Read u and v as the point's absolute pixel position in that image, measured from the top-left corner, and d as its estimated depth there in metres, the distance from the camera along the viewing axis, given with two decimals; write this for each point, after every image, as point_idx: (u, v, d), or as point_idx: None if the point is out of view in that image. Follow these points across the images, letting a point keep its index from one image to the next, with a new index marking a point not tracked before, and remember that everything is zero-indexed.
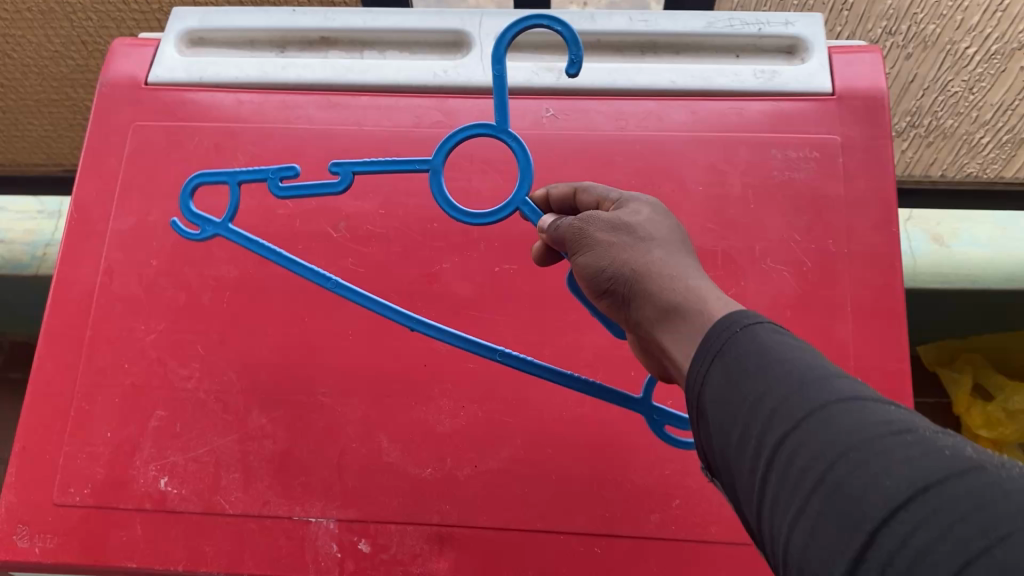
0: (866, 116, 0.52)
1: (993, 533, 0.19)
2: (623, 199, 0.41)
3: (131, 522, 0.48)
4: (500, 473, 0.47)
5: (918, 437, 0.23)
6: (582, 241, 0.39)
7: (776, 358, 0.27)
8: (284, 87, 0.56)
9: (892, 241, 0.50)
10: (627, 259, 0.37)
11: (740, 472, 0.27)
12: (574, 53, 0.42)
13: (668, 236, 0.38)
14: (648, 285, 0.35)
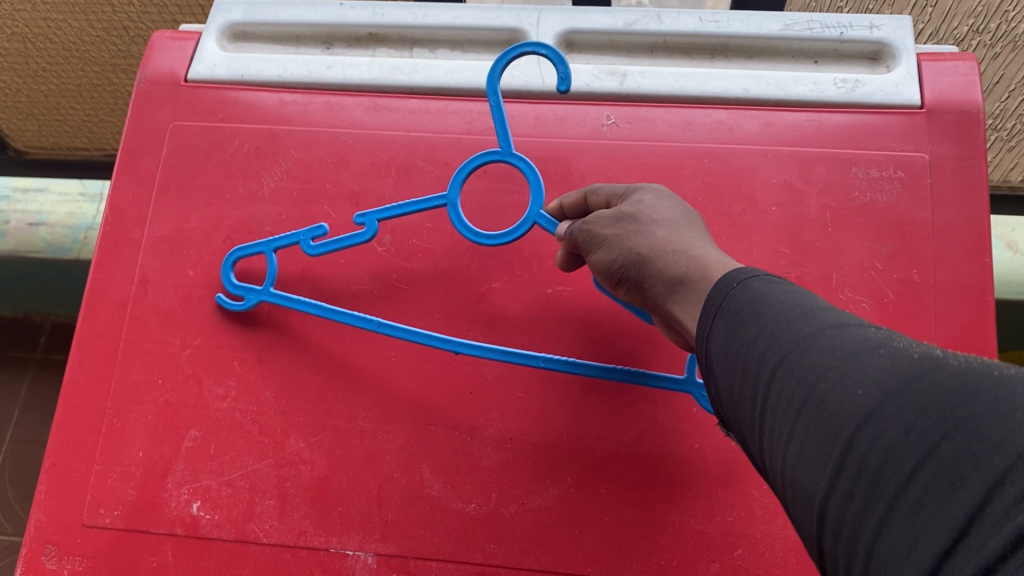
0: (958, 132, 0.48)
1: (954, 420, 0.19)
2: (628, 191, 0.41)
3: (161, 548, 0.46)
4: (548, 513, 0.44)
5: (893, 350, 0.23)
6: (590, 237, 0.40)
7: (767, 302, 0.27)
8: (329, 87, 0.53)
9: (984, 272, 0.46)
10: (629, 246, 0.37)
11: (742, 405, 0.27)
12: (563, 70, 0.43)
13: (670, 216, 0.38)
14: (651, 261, 0.36)
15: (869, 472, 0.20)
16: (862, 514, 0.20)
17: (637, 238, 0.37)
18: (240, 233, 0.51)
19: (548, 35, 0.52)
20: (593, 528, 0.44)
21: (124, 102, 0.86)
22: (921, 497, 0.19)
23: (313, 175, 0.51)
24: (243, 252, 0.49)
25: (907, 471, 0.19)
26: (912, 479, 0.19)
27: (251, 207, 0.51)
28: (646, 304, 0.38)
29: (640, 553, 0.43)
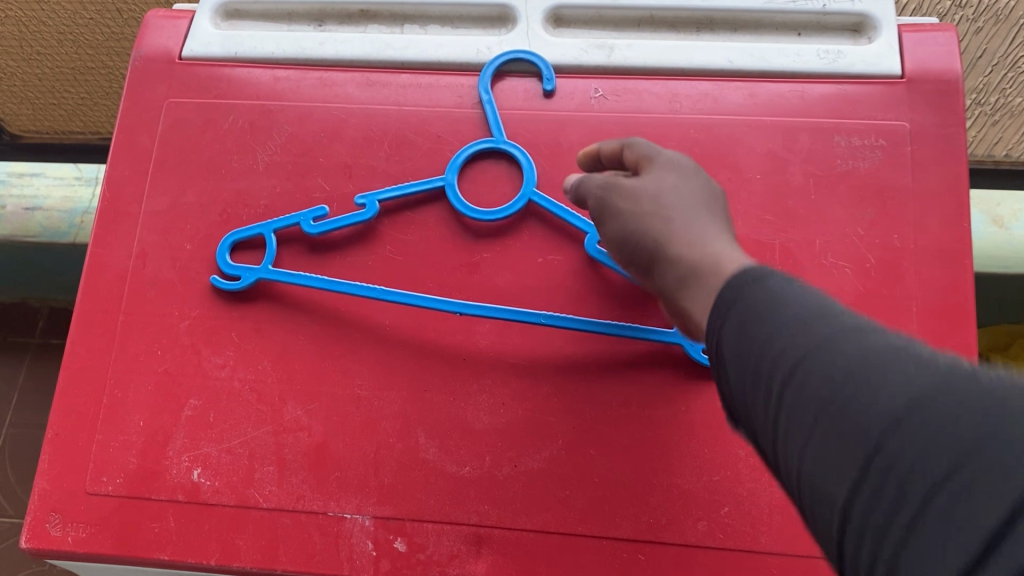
0: (937, 101, 0.49)
1: (991, 438, 0.20)
2: (658, 162, 0.40)
3: (163, 514, 0.47)
4: (541, 475, 0.46)
5: (916, 355, 0.23)
6: (608, 210, 0.40)
7: (778, 295, 0.27)
8: (322, 63, 0.54)
9: (964, 237, 0.47)
10: (651, 233, 0.37)
11: (755, 406, 0.27)
12: (547, 74, 0.52)
13: (691, 200, 0.37)
14: (666, 248, 0.36)
15: (898, 488, 0.21)
16: (889, 526, 0.21)
17: (659, 224, 0.36)
18: (236, 208, 0.52)
19: (537, 10, 0.53)
20: (584, 490, 0.45)
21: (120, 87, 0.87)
22: (958, 518, 0.20)
23: (307, 149, 0.52)
24: (239, 233, 0.50)
25: (942, 491, 0.20)
26: (947, 499, 0.20)
27: (247, 181, 0.52)
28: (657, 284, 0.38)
29: (630, 513, 0.45)
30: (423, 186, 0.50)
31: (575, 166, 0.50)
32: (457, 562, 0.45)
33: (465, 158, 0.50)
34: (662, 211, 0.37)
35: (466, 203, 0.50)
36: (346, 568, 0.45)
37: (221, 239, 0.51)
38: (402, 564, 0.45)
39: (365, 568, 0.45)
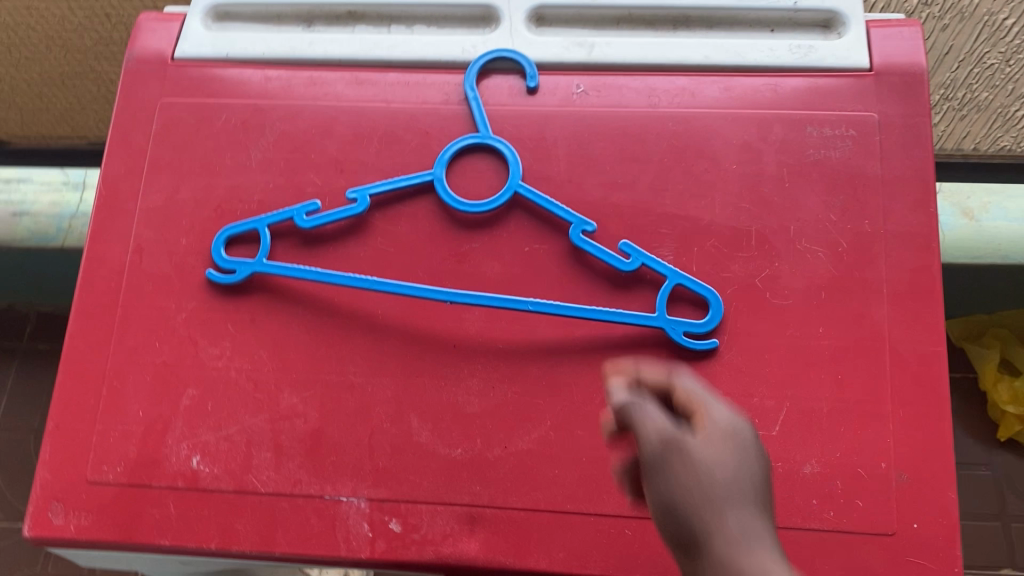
0: (903, 93, 0.51)
1: None
2: (711, 425, 0.41)
3: (164, 500, 0.48)
4: (531, 455, 0.47)
5: None
6: (654, 458, 0.40)
7: None
8: (311, 63, 0.56)
9: (930, 221, 0.49)
10: (695, 531, 0.38)
11: None
12: (530, 72, 0.53)
13: (734, 486, 0.39)
14: (715, 548, 0.37)
15: None
16: None
17: (708, 514, 0.38)
18: (230, 203, 0.53)
19: (519, 9, 0.55)
20: (573, 468, 0.47)
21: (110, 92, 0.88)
22: None
23: (299, 146, 0.54)
24: (233, 229, 0.52)
25: None
26: None
27: (240, 177, 0.53)
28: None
29: (616, 490, 0.46)
30: (412, 181, 0.51)
31: (559, 158, 0.52)
32: (451, 540, 0.46)
33: (452, 154, 0.52)
34: (716, 464, 0.37)
35: (454, 196, 0.51)
36: (343, 549, 0.47)
37: (216, 235, 0.52)
38: (397, 544, 0.47)
39: (361, 549, 0.47)
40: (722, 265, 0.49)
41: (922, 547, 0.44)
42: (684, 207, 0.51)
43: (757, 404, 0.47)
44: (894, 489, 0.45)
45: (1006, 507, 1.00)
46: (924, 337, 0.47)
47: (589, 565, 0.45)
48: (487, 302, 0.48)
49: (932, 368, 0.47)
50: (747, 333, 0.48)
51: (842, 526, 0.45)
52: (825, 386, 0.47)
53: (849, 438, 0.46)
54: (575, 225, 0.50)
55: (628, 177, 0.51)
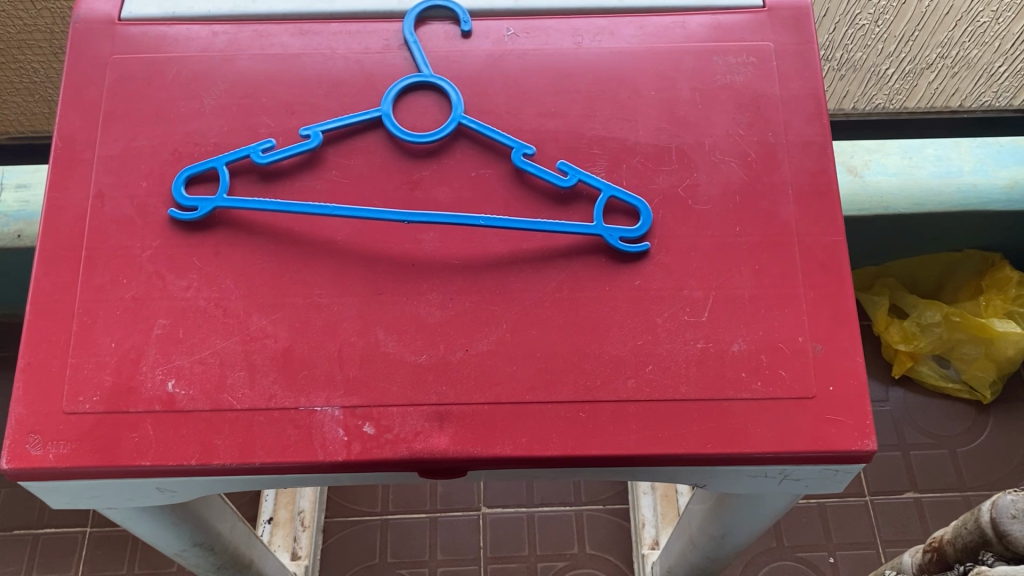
0: (793, 25, 0.59)
1: None
2: None
3: (141, 424, 0.50)
4: (491, 354, 0.52)
5: None
6: None
7: None
8: (257, 18, 0.60)
9: (823, 130, 0.56)
10: None
11: None
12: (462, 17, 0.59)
13: None
14: None
15: None
16: None
17: None
18: (187, 148, 0.56)
19: None
20: (529, 364, 0.52)
21: (52, 64, 0.93)
22: None
23: (249, 92, 0.57)
24: (192, 169, 0.54)
25: None
26: None
27: (195, 123, 0.56)
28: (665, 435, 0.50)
29: (570, 379, 0.51)
30: (361, 117, 0.56)
31: (496, 93, 0.57)
32: (422, 437, 0.50)
33: (398, 92, 0.57)
34: None
35: (402, 129, 0.56)
36: (321, 454, 0.49)
37: (175, 176, 0.55)
38: (372, 445, 0.49)
39: (338, 453, 0.49)
40: (648, 179, 0.56)
41: (840, 405, 0.51)
42: (612, 129, 0.57)
43: (687, 295, 0.53)
44: (811, 358, 0.52)
45: (903, 437, 1.16)
46: (826, 229, 0.54)
47: (550, 446, 0.50)
48: (441, 220, 0.53)
49: (834, 254, 0.54)
50: (674, 236, 0.54)
51: (768, 393, 0.51)
52: (745, 276, 0.54)
53: (769, 318, 0.53)
54: (516, 149, 0.55)
55: (559, 106, 0.57)
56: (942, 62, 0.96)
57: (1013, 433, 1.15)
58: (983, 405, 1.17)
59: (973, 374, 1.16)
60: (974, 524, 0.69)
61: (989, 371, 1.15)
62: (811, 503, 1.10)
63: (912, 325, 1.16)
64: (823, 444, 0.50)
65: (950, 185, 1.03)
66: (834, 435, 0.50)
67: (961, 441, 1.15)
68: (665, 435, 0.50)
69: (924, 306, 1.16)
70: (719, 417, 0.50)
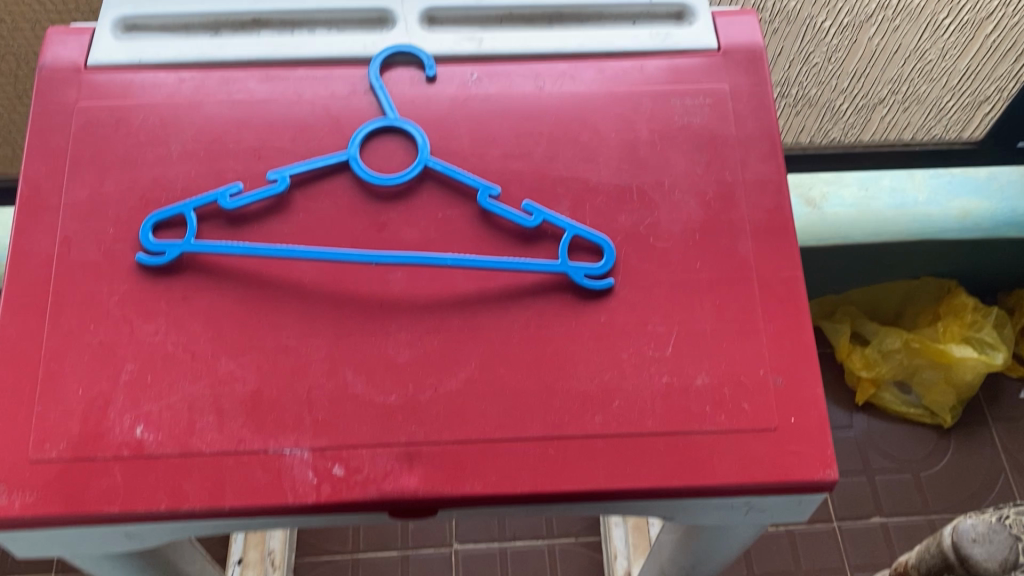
0: (747, 67, 0.61)
1: None
2: None
3: (109, 470, 0.50)
4: (459, 393, 0.52)
5: None
6: None
7: None
8: (223, 64, 0.61)
9: (778, 169, 0.58)
10: None
11: None
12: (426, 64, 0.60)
13: None
14: None
15: None
16: None
17: None
18: (154, 193, 0.56)
19: (412, 12, 0.62)
20: (497, 401, 0.52)
21: (16, 107, 0.94)
22: None
23: (216, 137, 0.58)
24: (160, 214, 0.55)
25: None
26: None
27: (162, 168, 0.57)
28: (630, 469, 0.51)
29: (538, 416, 0.52)
30: (328, 161, 0.56)
31: (461, 136, 0.59)
32: (392, 477, 0.50)
33: (365, 135, 0.58)
34: None
35: (369, 171, 0.57)
36: (291, 496, 0.49)
37: (142, 222, 0.55)
38: (342, 486, 0.50)
39: (308, 495, 0.49)
40: (611, 217, 0.57)
41: (801, 437, 0.52)
42: (574, 170, 0.58)
43: (651, 331, 0.54)
44: (773, 391, 0.53)
45: (868, 462, 1.17)
46: (783, 264, 0.56)
47: (519, 484, 0.50)
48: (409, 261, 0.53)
49: (792, 289, 0.55)
50: (637, 273, 0.56)
51: (732, 425, 0.52)
52: (706, 311, 0.55)
53: (730, 352, 0.54)
54: (482, 190, 0.56)
55: (523, 148, 0.59)
56: (893, 97, 0.99)
57: (974, 456, 1.18)
58: (944, 429, 1.20)
59: (934, 399, 1.18)
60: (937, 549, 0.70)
61: (949, 395, 1.17)
62: (780, 530, 1.11)
63: (874, 352, 1.19)
64: (786, 475, 0.51)
65: (906, 215, 1.10)
66: (796, 465, 0.51)
67: (924, 465, 1.17)
68: (631, 470, 0.51)
69: (884, 333, 1.19)
70: (684, 451, 0.51)
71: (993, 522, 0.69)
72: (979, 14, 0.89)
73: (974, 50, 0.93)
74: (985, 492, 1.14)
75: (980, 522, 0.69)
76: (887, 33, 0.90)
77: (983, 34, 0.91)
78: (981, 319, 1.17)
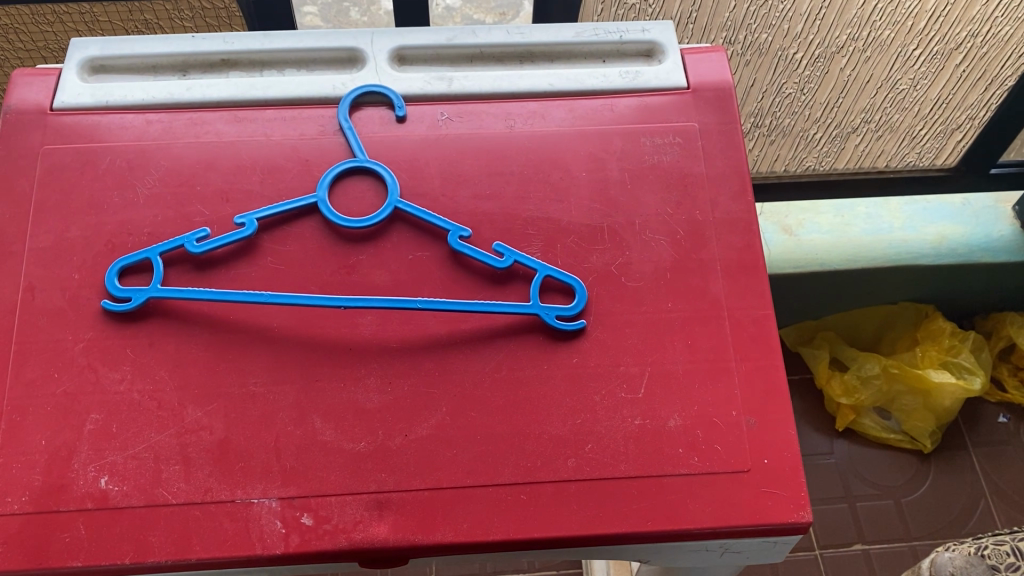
0: (716, 105, 0.62)
1: None
2: None
3: (72, 523, 0.49)
4: (430, 439, 0.52)
5: None
6: None
7: None
8: (190, 105, 0.60)
9: (748, 208, 0.59)
10: None
11: None
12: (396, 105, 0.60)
13: None
14: None
15: None
16: None
17: None
18: (121, 238, 0.56)
19: (382, 51, 0.62)
20: (469, 446, 0.52)
21: None
22: None
23: (184, 180, 0.58)
24: (126, 259, 0.54)
25: None
26: None
27: (129, 213, 0.56)
28: (604, 514, 0.50)
29: (509, 461, 0.51)
30: (297, 204, 0.56)
31: (431, 177, 0.59)
32: (362, 526, 0.49)
33: (334, 177, 0.57)
34: None
35: (338, 214, 0.56)
36: (258, 548, 0.48)
37: (108, 267, 0.54)
38: (311, 536, 0.49)
39: (276, 545, 0.48)
40: (582, 258, 0.57)
41: (775, 478, 0.52)
42: (545, 210, 0.58)
43: (624, 372, 0.54)
44: (746, 432, 0.53)
45: (849, 488, 1.17)
46: (754, 304, 0.56)
47: (491, 531, 0.49)
48: (378, 305, 0.53)
49: (763, 329, 0.55)
50: (609, 314, 0.56)
51: (705, 468, 0.52)
52: (678, 351, 0.55)
53: (703, 394, 0.54)
54: (453, 231, 0.56)
55: (494, 188, 0.58)
56: (866, 126, 1.00)
57: (954, 480, 1.18)
58: (925, 454, 1.20)
59: (913, 424, 1.18)
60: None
61: (929, 421, 1.17)
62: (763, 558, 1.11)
63: (853, 378, 1.19)
64: (761, 518, 0.50)
65: (882, 241, 1.11)
66: (770, 508, 0.51)
67: (905, 492, 1.17)
68: (604, 515, 0.50)
69: (863, 358, 1.20)
70: (658, 495, 0.51)
71: (969, 555, 0.69)
72: (947, 46, 0.89)
73: (944, 80, 0.94)
74: (967, 518, 1.14)
75: (958, 556, 0.69)
76: (858, 64, 0.91)
77: (953, 64, 0.92)
78: (958, 344, 1.17)
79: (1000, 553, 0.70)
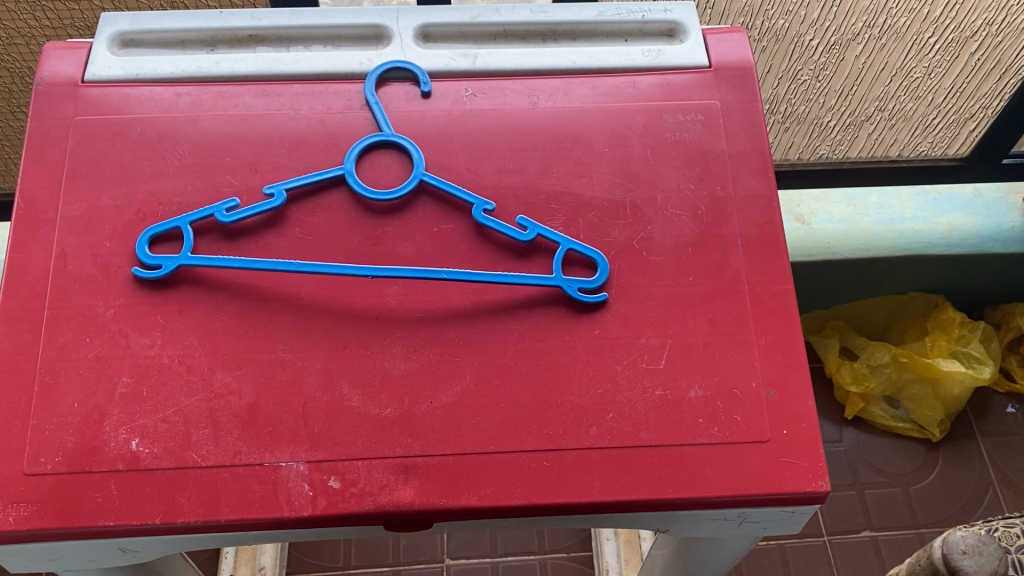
0: (737, 84, 0.63)
1: None
2: None
3: (105, 483, 0.50)
4: (454, 406, 0.53)
5: None
6: None
7: None
8: (219, 79, 0.61)
9: (768, 184, 0.60)
10: None
11: None
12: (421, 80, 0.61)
13: None
14: None
15: None
16: None
17: None
18: (151, 208, 0.57)
19: (407, 28, 0.63)
20: (492, 414, 0.53)
21: (11, 122, 0.96)
22: None
23: (213, 152, 0.59)
24: (156, 228, 0.55)
25: None
26: None
27: (159, 183, 0.57)
28: (626, 481, 0.51)
29: (532, 428, 0.52)
30: (324, 176, 0.57)
31: (456, 152, 0.59)
32: (387, 490, 0.50)
33: (361, 150, 0.58)
34: None
35: (365, 186, 0.57)
36: (286, 509, 0.49)
37: (139, 236, 0.55)
38: (338, 499, 0.50)
39: (304, 508, 0.49)
40: (605, 232, 0.58)
41: (793, 448, 0.52)
42: (568, 185, 0.59)
43: (645, 344, 0.55)
44: (765, 403, 0.54)
45: (858, 476, 1.18)
46: (774, 278, 0.57)
47: (514, 496, 0.50)
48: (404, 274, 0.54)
49: (782, 303, 0.56)
50: (630, 286, 0.56)
51: (725, 438, 0.52)
52: (699, 324, 0.56)
53: (723, 365, 0.55)
54: (477, 205, 0.57)
55: (517, 163, 0.59)
56: (879, 114, 1.01)
57: (962, 469, 1.18)
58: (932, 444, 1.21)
59: (923, 413, 1.19)
60: (928, 560, 0.73)
61: (938, 410, 1.18)
62: (771, 544, 1.12)
63: (863, 366, 1.20)
64: (779, 487, 0.51)
65: (893, 231, 1.13)
66: (789, 477, 0.51)
67: (913, 480, 1.18)
68: (626, 482, 0.51)
69: (872, 348, 1.20)
70: (679, 463, 0.52)
71: (981, 533, 0.70)
72: (962, 34, 0.90)
73: (958, 69, 0.94)
74: (975, 506, 1.15)
75: (970, 534, 0.70)
76: (873, 52, 0.92)
77: (967, 53, 0.92)
78: (967, 335, 1.18)
79: (1011, 535, 0.71)
